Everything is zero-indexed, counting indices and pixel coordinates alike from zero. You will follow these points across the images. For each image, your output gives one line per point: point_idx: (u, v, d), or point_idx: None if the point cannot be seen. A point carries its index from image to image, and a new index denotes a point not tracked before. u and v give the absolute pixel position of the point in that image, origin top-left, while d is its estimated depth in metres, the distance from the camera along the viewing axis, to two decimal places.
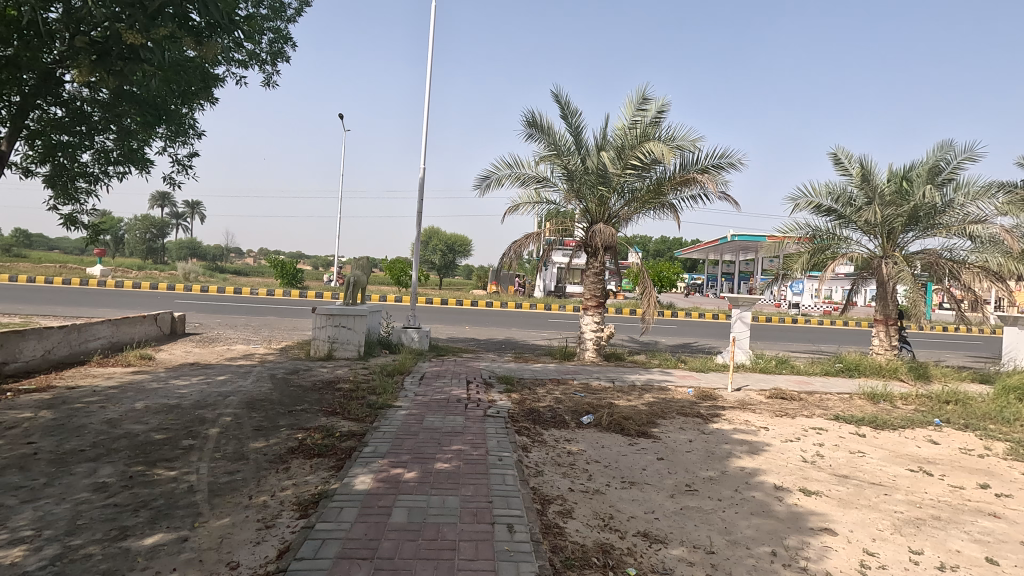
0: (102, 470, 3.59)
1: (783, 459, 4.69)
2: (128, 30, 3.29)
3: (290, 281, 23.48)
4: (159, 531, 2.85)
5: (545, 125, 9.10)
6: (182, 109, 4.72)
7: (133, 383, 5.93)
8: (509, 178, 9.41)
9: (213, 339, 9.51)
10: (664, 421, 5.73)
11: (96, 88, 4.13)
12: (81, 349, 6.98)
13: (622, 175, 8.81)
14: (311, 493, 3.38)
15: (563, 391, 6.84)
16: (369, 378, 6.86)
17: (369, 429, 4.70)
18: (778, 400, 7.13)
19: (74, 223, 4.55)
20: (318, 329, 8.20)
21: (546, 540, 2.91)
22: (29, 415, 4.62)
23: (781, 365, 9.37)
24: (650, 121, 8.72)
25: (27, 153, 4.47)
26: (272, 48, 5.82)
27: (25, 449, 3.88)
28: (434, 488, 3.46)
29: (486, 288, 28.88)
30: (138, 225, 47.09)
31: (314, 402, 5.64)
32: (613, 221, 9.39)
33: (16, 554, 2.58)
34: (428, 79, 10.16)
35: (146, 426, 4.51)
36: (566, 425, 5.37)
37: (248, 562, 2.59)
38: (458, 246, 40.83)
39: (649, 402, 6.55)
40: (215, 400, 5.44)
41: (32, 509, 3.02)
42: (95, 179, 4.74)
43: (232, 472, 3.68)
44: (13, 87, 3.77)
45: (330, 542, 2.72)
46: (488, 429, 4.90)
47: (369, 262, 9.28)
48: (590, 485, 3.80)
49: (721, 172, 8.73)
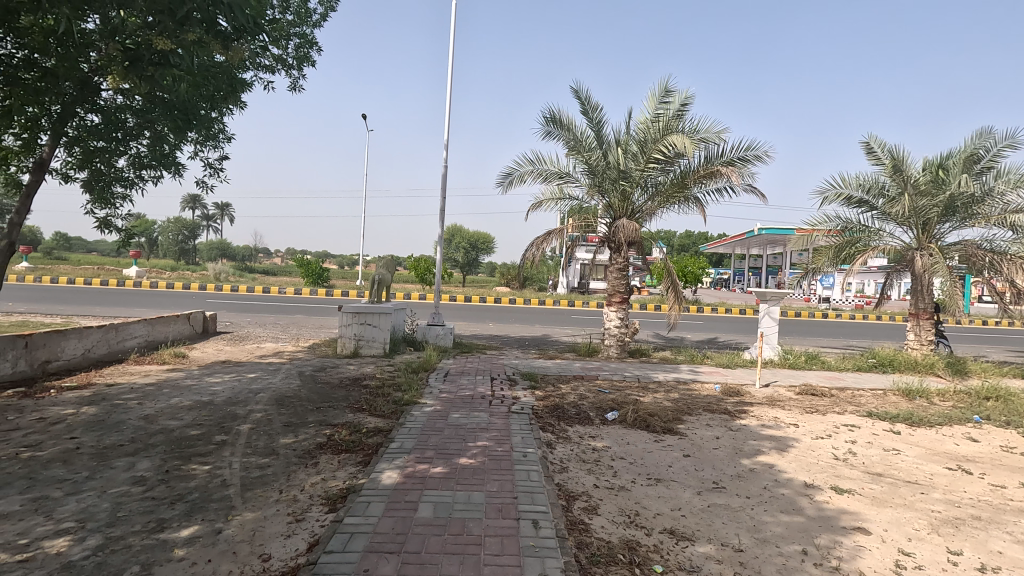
0: (139, 464, 3.71)
1: (814, 456, 4.59)
2: (158, 36, 3.37)
3: (315, 280, 23.89)
4: (194, 524, 2.93)
5: (565, 122, 9.06)
6: (211, 114, 4.87)
7: (169, 380, 6.13)
8: (532, 174, 9.42)
9: (244, 337, 9.75)
10: (690, 418, 5.66)
11: (130, 96, 4.30)
12: (119, 347, 7.22)
13: (644, 169, 8.72)
14: (339, 488, 3.44)
15: (588, 388, 6.82)
16: (395, 375, 6.93)
17: (395, 426, 4.75)
18: (808, 396, 7.00)
19: (108, 225, 4.79)
20: (344, 327, 8.34)
21: (571, 536, 2.91)
22: (72, 411, 4.82)
23: (811, 361, 9.18)
24: (673, 114, 8.58)
25: (67, 159, 4.75)
26: (299, 53, 5.94)
27: (69, 443, 4.04)
28: (459, 484, 3.49)
29: (509, 286, 29.13)
30: (170, 227, 48.58)
31: (341, 398, 5.74)
32: (636, 216, 9.27)
33: (61, 544, 2.69)
34: (451, 75, 10.21)
35: (180, 422, 4.64)
36: (590, 421, 5.35)
37: (279, 554, 2.66)
38: (481, 244, 41.25)
39: (674, 398, 6.48)
40: (246, 397, 5.58)
41: (75, 500, 3.14)
42: (131, 184, 4.99)
43: (263, 467, 3.78)
44: (53, 97, 3.99)
45: (358, 535, 2.77)
46: (513, 425, 4.91)
47: (394, 261, 9.40)
48: (614, 481, 3.79)
49: (747, 164, 8.58)
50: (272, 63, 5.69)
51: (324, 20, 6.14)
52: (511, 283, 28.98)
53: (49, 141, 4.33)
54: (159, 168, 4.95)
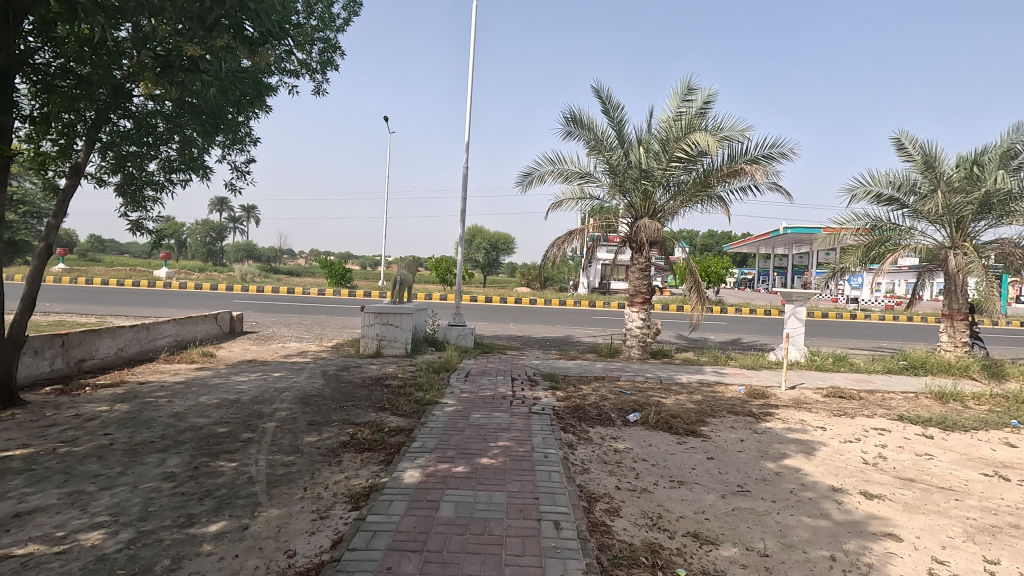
0: (170, 461, 3.81)
1: (842, 460, 4.48)
2: (188, 43, 3.46)
3: (339, 280, 24.20)
4: (222, 520, 3.00)
5: (586, 122, 9.02)
6: (238, 118, 4.97)
7: (197, 379, 6.27)
8: (552, 174, 9.40)
9: (270, 337, 9.93)
10: (714, 420, 5.58)
11: (161, 102, 4.42)
12: (150, 346, 7.42)
13: (666, 168, 8.63)
14: (362, 487, 3.48)
15: (609, 389, 6.77)
16: (416, 375, 6.98)
17: (416, 425, 4.79)
18: (836, 398, 6.84)
19: (140, 228, 4.93)
20: (367, 327, 8.43)
21: (593, 538, 2.90)
22: (105, 408, 4.97)
23: (839, 363, 8.97)
24: (696, 112, 8.48)
25: (102, 163, 4.92)
26: (323, 57, 6.03)
27: (102, 439, 4.16)
28: (480, 484, 3.50)
29: (529, 286, 29.10)
30: (199, 229, 49.75)
31: (363, 397, 5.81)
32: (658, 216, 9.18)
33: (96, 537, 2.77)
34: (472, 77, 10.24)
35: (208, 420, 4.75)
36: (612, 422, 5.31)
37: (304, 551, 2.70)
38: (502, 245, 41.33)
39: (697, 400, 6.40)
40: (271, 396, 5.68)
41: (109, 495, 3.24)
42: (161, 188, 5.14)
43: (288, 464, 3.84)
44: (88, 104, 4.14)
45: (381, 533, 2.80)
46: (534, 426, 4.90)
47: (415, 261, 9.48)
48: (637, 483, 3.76)
49: (772, 162, 8.43)
50: (296, 67, 5.77)
51: (347, 25, 6.23)
52: (532, 283, 28.98)
53: (85, 146, 4.49)
54: (188, 172, 5.08)
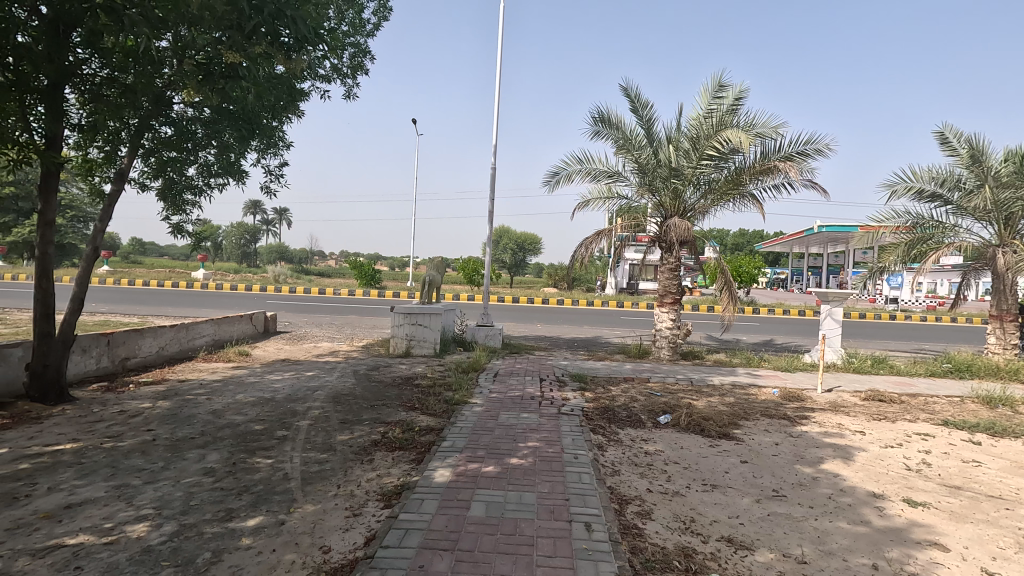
0: (209, 456, 3.92)
1: (883, 466, 4.34)
2: (228, 50, 3.57)
3: (368, 281, 24.58)
4: (259, 515, 3.07)
5: (615, 121, 8.95)
6: (273, 123, 5.10)
7: (234, 377, 6.45)
8: (580, 173, 9.35)
9: (302, 337, 10.15)
10: (747, 423, 5.46)
11: (199, 109, 4.57)
12: (189, 345, 7.66)
13: (697, 167, 8.49)
14: (394, 485, 3.52)
15: (639, 390, 6.70)
16: (445, 375, 7.03)
17: (446, 425, 4.83)
18: (875, 402, 6.62)
19: (180, 231, 5.10)
20: (396, 327, 8.54)
21: (625, 540, 2.87)
22: (148, 404, 5.16)
23: (878, 365, 8.68)
24: (727, 109, 8.33)
25: (144, 169, 5.10)
26: (353, 62, 6.13)
27: (146, 435, 4.32)
28: (511, 484, 3.50)
29: (557, 287, 29.03)
30: (233, 232, 51.20)
31: (394, 397, 5.88)
32: (688, 215, 9.04)
33: (141, 529, 2.87)
34: (499, 78, 10.27)
35: (245, 417, 4.88)
36: (642, 424, 5.26)
37: (338, 547, 2.74)
38: (529, 245, 41.34)
39: (729, 403, 6.28)
40: (304, 394, 5.80)
41: (153, 489, 3.35)
42: (200, 192, 5.31)
43: (322, 462, 3.92)
44: (132, 112, 4.30)
45: (413, 532, 2.82)
46: (563, 426, 4.89)
47: (444, 262, 9.56)
48: (669, 486, 3.71)
49: (807, 159, 8.22)
50: (328, 72, 5.89)
51: (376, 30, 6.31)
52: (559, 284, 28.92)
53: (128, 152, 4.67)
54: (225, 176, 5.24)
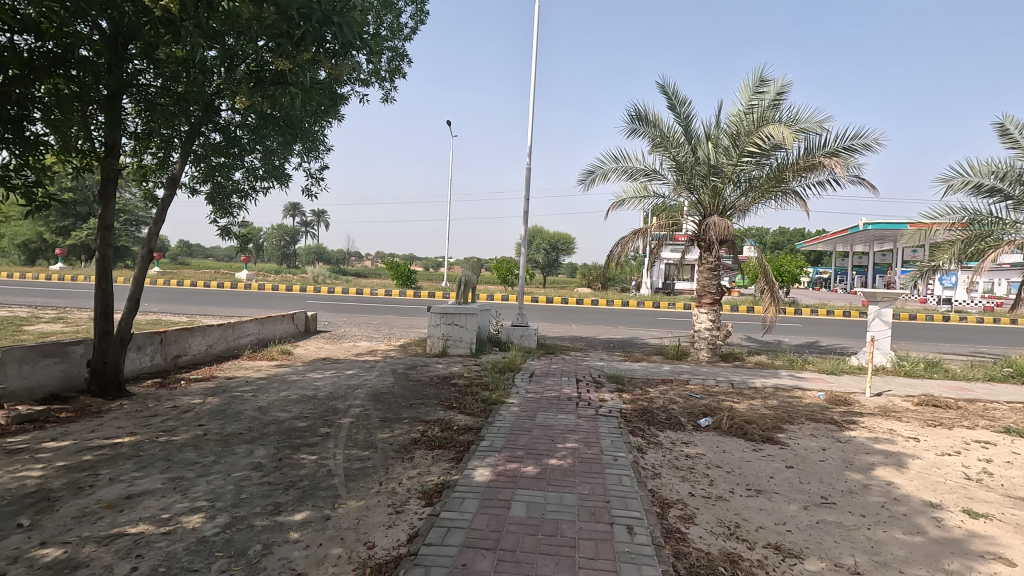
0: (257, 452, 4.05)
1: (939, 474, 4.14)
2: (279, 58, 3.71)
3: (404, 281, 24.96)
4: (306, 509, 3.15)
5: (652, 118, 8.83)
6: (315, 127, 5.24)
7: (278, 375, 6.64)
8: (616, 172, 9.27)
9: (342, 336, 10.37)
10: (792, 427, 5.30)
11: (246, 115, 4.73)
12: (235, 344, 7.94)
13: (737, 164, 8.30)
14: (434, 483, 3.56)
15: (677, 392, 6.59)
16: (482, 375, 7.07)
17: (484, 424, 4.85)
18: (929, 408, 6.33)
19: (228, 233, 5.29)
20: (433, 327, 8.63)
21: (668, 544, 2.83)
22: (199, 400, 5.37)
23: (932, 369, 8.29)
24: (769, 104, 8.11)
25: (194, 174, 5.32)
26: (391, 66, 6.24)
27: (198, 430, 4.49)
28: (551, 485, 3.50)
29: (591, 287, 28.84)
30: (274, 234, 52.76)
31: (431, 396, 5.95)
32: (728, 213, 8.84)
33: (196, 520, 2.99)
34: (534, 78, 10.27)
35: (289, 414, 5.02)
36: (682, 427, 5.17)
37: (382, 543, 2.79)
38: (562, 245, 41.20)
39: (772, 406, 6.11)
40: (345, 393, 5.93)
41: (206, 482, 3.49)
42: (246, 195, 5.49)
43: (364, 459, 4.00)
44: (184, 119, 4.48)
45: (455, 530, 2.85)
46: (601, 428, 4.85)
47: (479, 262, 9.61)
48: (711, 490, 3.63)
49: (853, 154, 7.93)
50: (367, 76, 6.01)
51: (413, 33, 6.41)
52: (593, 284, 28.72)
53: (180, 158, 4.87)
54: (269, 179, 5.41)
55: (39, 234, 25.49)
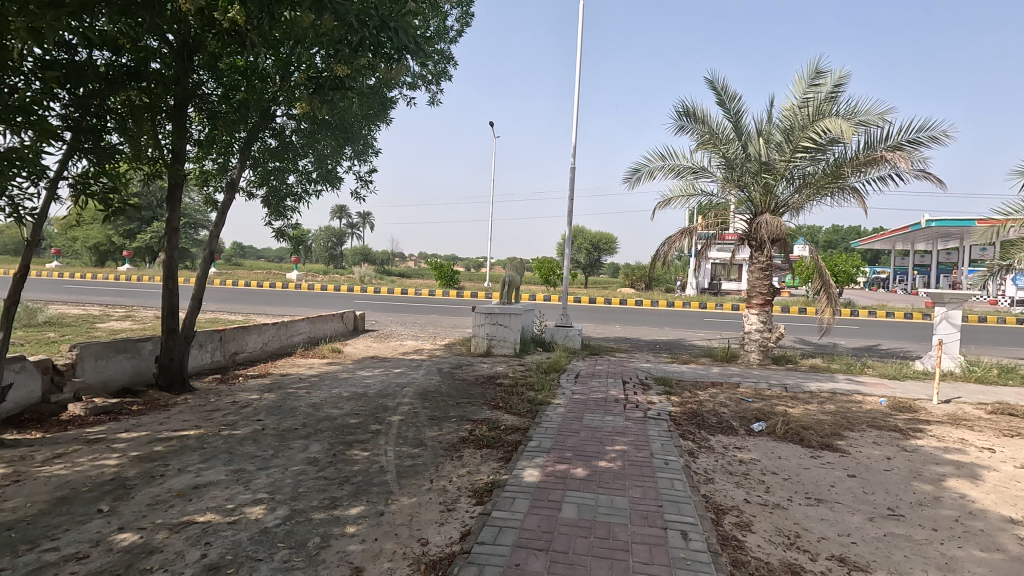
0: (312, 447, 4.18)
1: (1019, 488, 3.87)
2: (337, 64, 3.84)
3: (447, 282, 25.28)
4: (360, 504, 3.23)
5: (700, 114, 8.62)
6: (365, 130, 5.38)
7: (329, 373, 6.84)
8: (662, 170, 9.10)
9: (389, 335, 10.59)
10: (852, 434, 5.07)
11: (301, 120, 4.90)
12: (288, 342, 8.23)
13: (791, 159, 8.01)
14: (484, 482, 3.58)
15: (728, 395, 6.41)
16: (527, 375, 7.07)
17: (531, 425, 4.85)
18: (1004, 416, 5.92)
19: (283, 235, 5.49)
20: (478, 327, 8.70)
21: (724, 552, 2.75)
22: (256, 396, 5.59)
23: (1006, 375, 7.76)
24: (825, 97, 7.78)
25: (251, 178, 5.54)
26: (437, 68, 6.32)
27: (257, 424, 4.68)
28: (601, 487, 3.46)
29: (634, 287, 28.44)
30: (322, 235, 54.33)
31: (478, 395, 5.99)
32: (780, 211, 8.53)
33: (258, 511, 3.11)
34: (579, 76, 10.21)
35: (341, 411, 5.16)
36: (734, 431, 5.02)
37: (435, 540, 2.83)
38: (604, 244, 40.80)
39: (830, 411, 5.86)
40: (394, 391, 6.05)
41: (266, 475, 3.62)
42: (299, 198, 5.69)
43: (414, 457, 4.06)
44: (243, 126, 4.68)
45: (507, 530, 2.86)
46: (650, 431, 4.77)
47: (523, 262, 9.62)
48: (768, 498, 3.51)
49: (918, 147, 7.52)
50: (414, 80, 6.12)
51: (459, 36, 6.47)
52: (637, 284, 28.31)
53: (239, 163, 5.09)
54: (322, 182, 5.59)
55: (109, 237, 27.07)
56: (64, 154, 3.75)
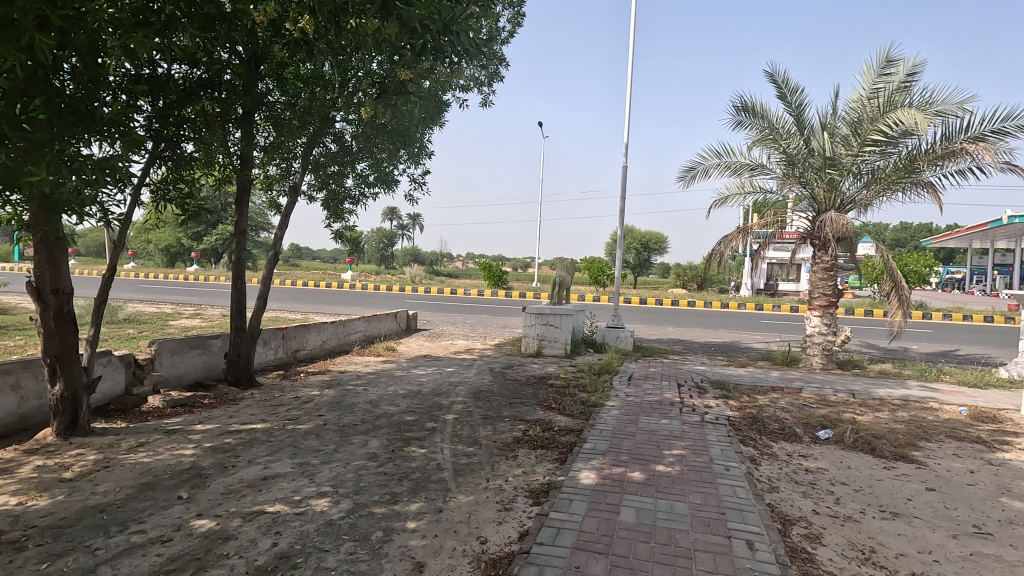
0: (371, 443, 4.30)
1: None
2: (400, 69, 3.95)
3: (496, 282, 25.45)
4: (420, 501, 3.29)
5: (759, 108, 8.31)
6: (419, 134, 5.49)
7: (385, 371, 7.01)
8: (718, 167, 8.84)
9: (440, 334, 10.76)
10: (929, 444, 4.76)
11: (360, 125, 5.06)
12: (345, 340, 8.49)
13: (858, 154, 7.61)
14: (540, 483, 3.58)
15: (790, 400, 6.16)
16: (578, 376, 7.02)
17: (585, 426, 4.81)
18: None
19: (341, 237, 5.67)
20: (528, 327, 8.71)
21: (793, 564, 2.64)
22: (317, 392, 5.79)
23: None
24: (897, 87, 7.35)
25: (312, 182, 5.75)
26: (489, 71, 6.37)
27: (319, 419, 4.85)
28: (660, 492, 3.39)
29: (685, 287, 27.76)
30: (374, 237, 55.79)
31: (530, 396, 6.00)
32: (846, 208, 8.12)
33: (323, 504, 3.22)
34: (631, 74, 10.05)
35: (398, 408, 5.28)
36: (798, 438, 4.82)
37: (494, 539, 2.85)
38: (654, 244, 40.05)
39: (904, 420, 5.52)
40: (448, 389, 6.14)
41: (329, 469, 3.75)
42: (357, 201, 5.86)
43: (470, 455, 4.11)
44: (306, 132, 4.87)
45: (566, 532, 2.84)
46: (709, 435, 4.64)
47: (574, 263, 9.56)
48: (839, 509, 3.34)
49: (1003, 137, 6.98)
50: (467, 83, 6.20)
51: (510, 37, 6.50)
52: (689, 284, 27.63)
53: (301, 168, 5.29)
54: (378, 185, 5.74)
55: (179, 239, 28.71)
56: (146, 162, 4.00)
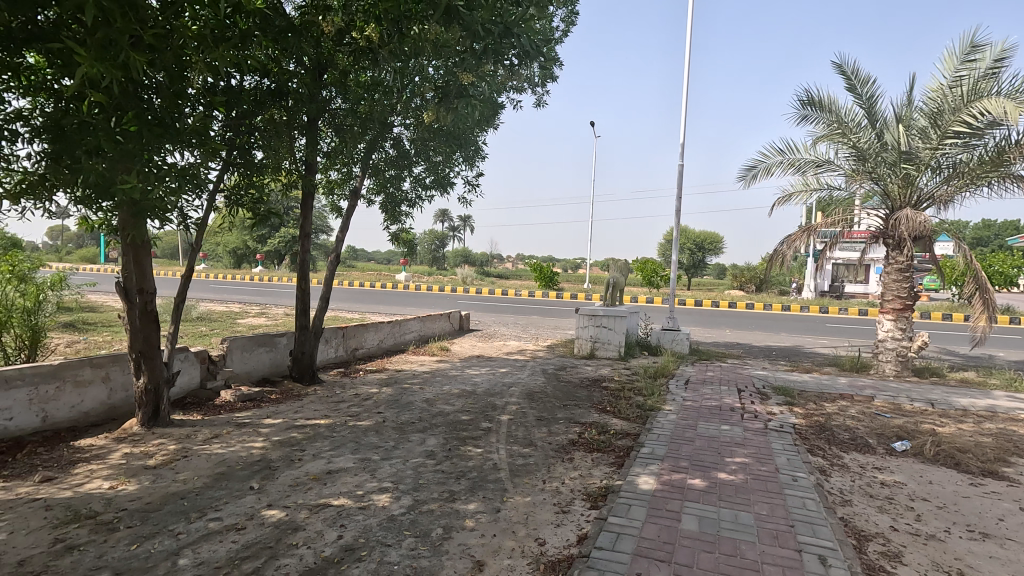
0: (429, 441, 4.37)
1: None
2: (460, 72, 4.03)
3: (546, 282, 25.39)
4: (477, 500, 3.32)
5: (826, 102, 7.92)
6: (474, 136, 5.56)
7: (440, 370, 7.12)
8: (780, 165, 8.48)
9: (493, 335, 10.83)
10: (1023, 460, 4.38)
11: (418, 129, 5.17)
12: (401, 339, 8.68)
13: (937, 147, 7.11)
14: (598, 487, 3.53)
15: (860, 409, 5.83)
16: (633, 379, 6.90)
17: (642, 431, 4.72)
18: None
19: (398, 239, 5.81)
20: (582, 328, 8.63)
21: None
22: (376, 390, 5.96)
23: None
24: (982, 74, 6.83)
25: (370, 186, 5.92)
26: (543, 71, 6.37)
27: (378, 416, 4.98)
28: (723, 501, 3.28)
29: (743, 289, 26.79)
30: (426, 238, 56.86)
31: (584, 398, 5.94)
32: (923, 204, 7.60)
33: (384, 499, 3.31)
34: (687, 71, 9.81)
35: (453, 407, 5.35)
36: (872, 449, 4.55)
37: (553, 541, 2.83)
38: (710, 244, 38.89)
39: (992, 433, 5.10)
40: (501, 390, 6.17)
41: (389, 465, 3.84)
42: (413, 203, 5.99)
43: (526, 456, 4.11)
44: (366, 138, 5.01)
45: (626, 537, 2.80)
46: (773, 443, 4.46)
47: (627, 264, 9.40)
48: (920, 527, 3.13)
49: None
50: (521, 84, 6.22)
51: (564, 37, 6.47)
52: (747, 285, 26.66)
53: (361, 172, 5.45)
54: (433, 188, 5.84)
55: (245, 241, 30.19)
56: (220, 170, 4.22)
